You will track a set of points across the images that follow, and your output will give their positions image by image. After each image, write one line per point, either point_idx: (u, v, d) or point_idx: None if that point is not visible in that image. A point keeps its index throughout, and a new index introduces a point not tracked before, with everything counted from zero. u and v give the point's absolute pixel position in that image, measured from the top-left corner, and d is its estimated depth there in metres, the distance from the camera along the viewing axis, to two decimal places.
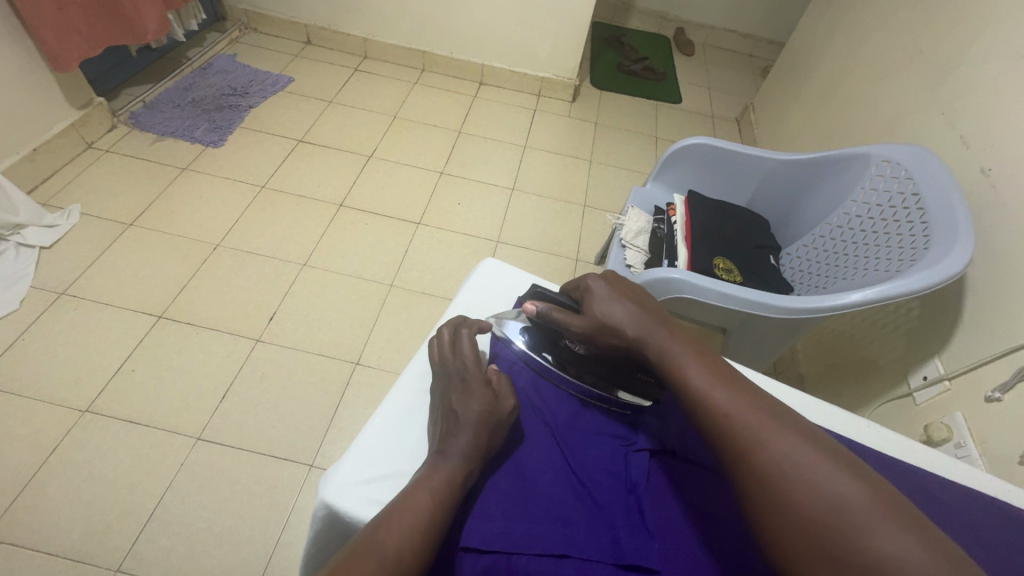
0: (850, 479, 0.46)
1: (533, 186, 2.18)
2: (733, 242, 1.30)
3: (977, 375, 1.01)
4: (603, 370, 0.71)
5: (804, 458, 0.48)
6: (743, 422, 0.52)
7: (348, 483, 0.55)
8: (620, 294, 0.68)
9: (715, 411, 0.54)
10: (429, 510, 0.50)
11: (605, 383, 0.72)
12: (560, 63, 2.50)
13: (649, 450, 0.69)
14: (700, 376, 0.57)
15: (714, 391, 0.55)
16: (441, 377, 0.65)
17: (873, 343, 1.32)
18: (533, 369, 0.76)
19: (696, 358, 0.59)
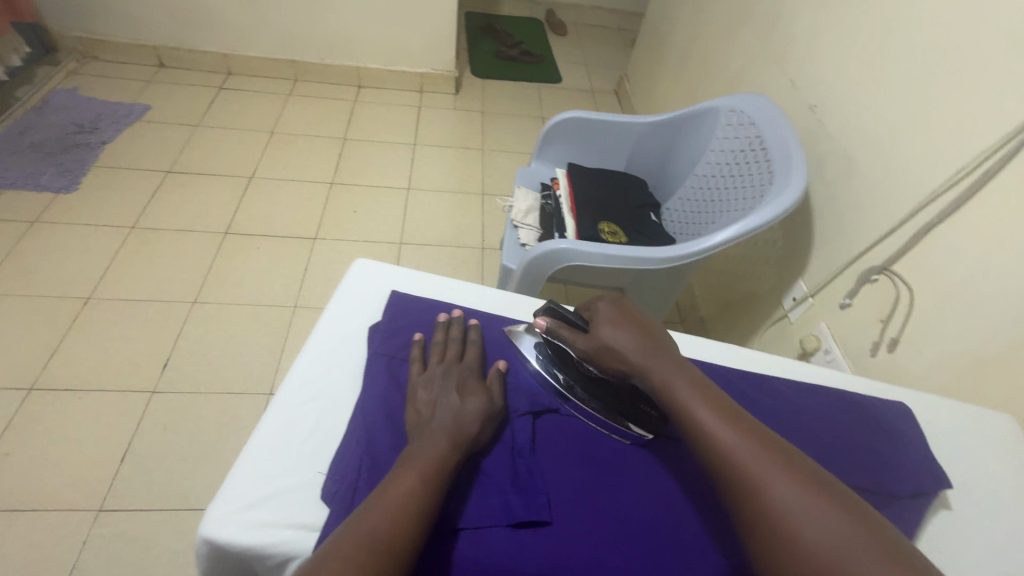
0: (851, 526, 0.45)
1: (429, 183, 2.17)
2: (616, 205, 1.37)
3: (831, 287, 1.14)
4: (609, 398, 0.65)
5: (805, 505, 0.47)
6: (747, 465, 0.50)
7: (230, 512, 0.51)
8: (626, 320, 0.64)
9: (720, 448, 0.52)
10: (421, 493, 0.49)
11: (612, 413, 0.65)
12: (436, 57, 2.49)
13: (532, 413, 0.64)
14: (707, 415, 0.54)
15: (718, 429, 0.53)
16: (335, 377, 0.61)
17: (753, 276, 1.44)
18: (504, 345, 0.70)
19: (702, 398, 0.56)
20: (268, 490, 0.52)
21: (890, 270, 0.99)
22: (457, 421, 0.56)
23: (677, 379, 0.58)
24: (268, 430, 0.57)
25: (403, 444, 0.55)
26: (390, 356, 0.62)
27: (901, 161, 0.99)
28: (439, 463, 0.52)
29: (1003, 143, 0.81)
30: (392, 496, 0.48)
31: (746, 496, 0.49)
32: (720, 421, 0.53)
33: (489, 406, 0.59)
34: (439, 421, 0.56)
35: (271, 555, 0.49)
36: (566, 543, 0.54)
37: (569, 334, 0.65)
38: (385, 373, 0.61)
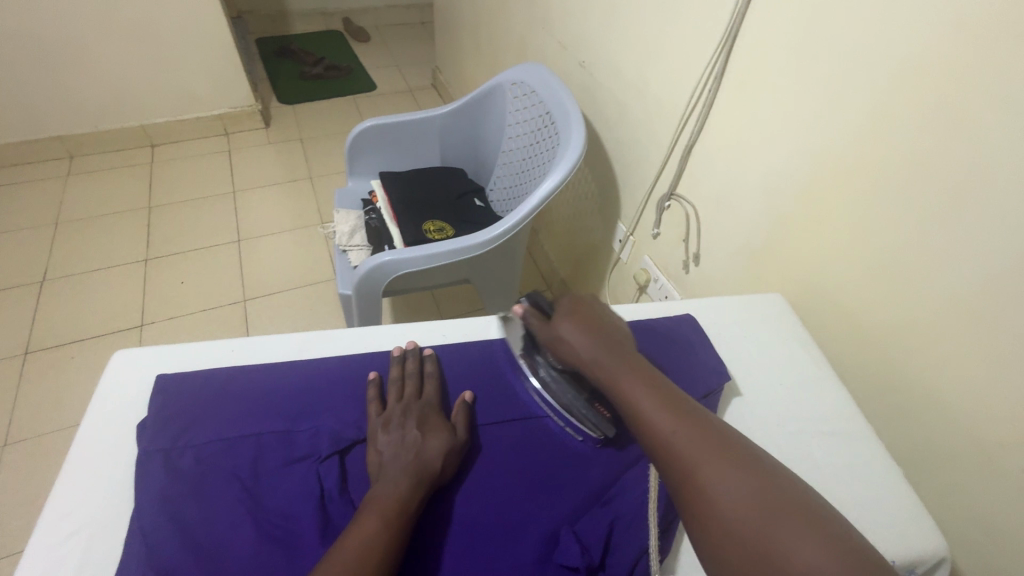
0: (770, 498, 0.46)
1: (261, 228, 2.02)
2: (438, 202, 1.37)
3: (642, 222, 1.23)
4: (572, 390, 0.64)
5: (731, 482, 0.47)
6: (680, 447, 0.50)
7: None
8: (584, 312, 0.65)
9: (656, 431, 0.52)
10: (383, 541, 0.48)
11: (576, 403, 0.63)
12: (231, 94, 2.30)
13: (337, 450, 0.57)
14: (649, 403, 0.54)
15: (652, 412, 0.54)
16: (108, 492, 0.55)
17: (588, 229, 1.52)
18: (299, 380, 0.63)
19: (643, 384, 0.56)
20: None
21: (676, 195, 1.09)
22: (428, 455, 0.56)
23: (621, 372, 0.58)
24: None
25: (194, 539, 0.50)
26: (167, 450, 0.56)
27: (655, 96, 1.08)
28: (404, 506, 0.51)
29: (713, 63, 0.91)
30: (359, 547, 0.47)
31: (681, 478, 0.50)
32: (659, 410, 0.53)
33: (453, 438, 0.58)
34: (406, 457, 0.55)
35: None
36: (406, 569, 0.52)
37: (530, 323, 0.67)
38: (163, 473, 0.54)
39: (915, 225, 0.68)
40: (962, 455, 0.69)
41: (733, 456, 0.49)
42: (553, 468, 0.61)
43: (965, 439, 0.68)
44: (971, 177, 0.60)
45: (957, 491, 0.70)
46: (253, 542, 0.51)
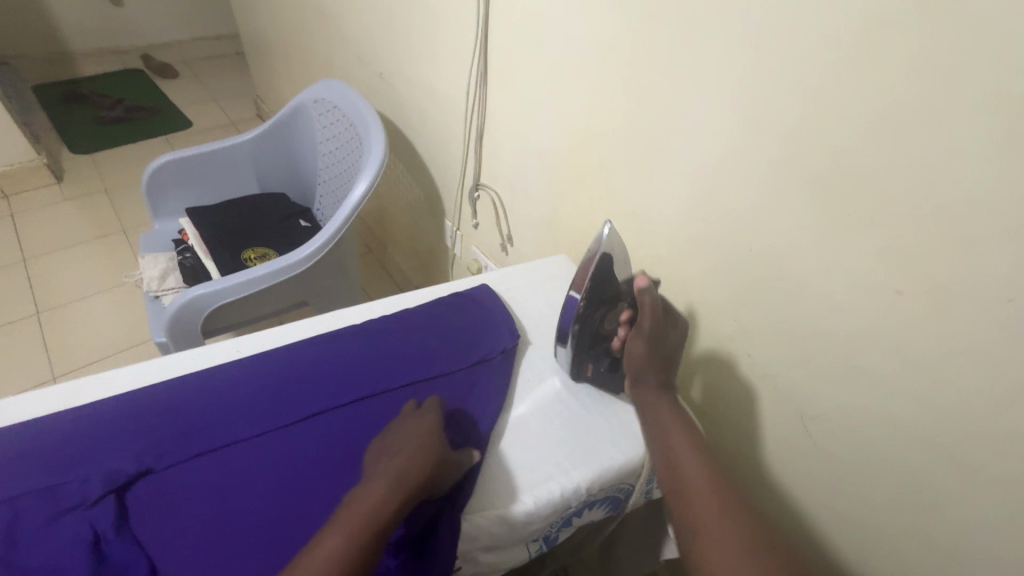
0: (752, 549, 0.52)
1: (67, 293, 1.78)
2: (257, 228, 1.32)
3: (463, 215, 1.30)
4: (590, 347, 0.70)
5: (722, 531, 0.53)
6: (684, 484, 0.58)
7: None
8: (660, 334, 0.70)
9: (669, 461, 0.61)
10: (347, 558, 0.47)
11: (585, 354, 0.70)
12: (3, 150, 1.98)
13: (111, 492, 0.53)
14: (675, 436, 0.63)
15: (676, 444, 0.62)
16: None
17: (424, 233, 1.57)
18: (66, 432, 0.58)
19: (677, 427, 0.64)
20: None
21: (481, 184, 1.17)
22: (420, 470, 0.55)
23: (664, 414, 0.65)
24: None
25: None
26: None
27: (444, 98, 1.16)
28: (380, 523, 0.50)
29: (479, 61, 1.00)
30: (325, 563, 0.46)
31: (678, 502, 0.58)
32: (685, 451, 0.61)
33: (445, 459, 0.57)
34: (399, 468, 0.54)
35: None
36: None
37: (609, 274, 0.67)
38: None
39: (642, 175, 0.81)
40: (717, 355, 0.83)
41: (739, 507, 0.55)
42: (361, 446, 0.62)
43: (714, 342, 0.82)
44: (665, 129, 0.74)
45: (721, 386, 0.84)
46: None
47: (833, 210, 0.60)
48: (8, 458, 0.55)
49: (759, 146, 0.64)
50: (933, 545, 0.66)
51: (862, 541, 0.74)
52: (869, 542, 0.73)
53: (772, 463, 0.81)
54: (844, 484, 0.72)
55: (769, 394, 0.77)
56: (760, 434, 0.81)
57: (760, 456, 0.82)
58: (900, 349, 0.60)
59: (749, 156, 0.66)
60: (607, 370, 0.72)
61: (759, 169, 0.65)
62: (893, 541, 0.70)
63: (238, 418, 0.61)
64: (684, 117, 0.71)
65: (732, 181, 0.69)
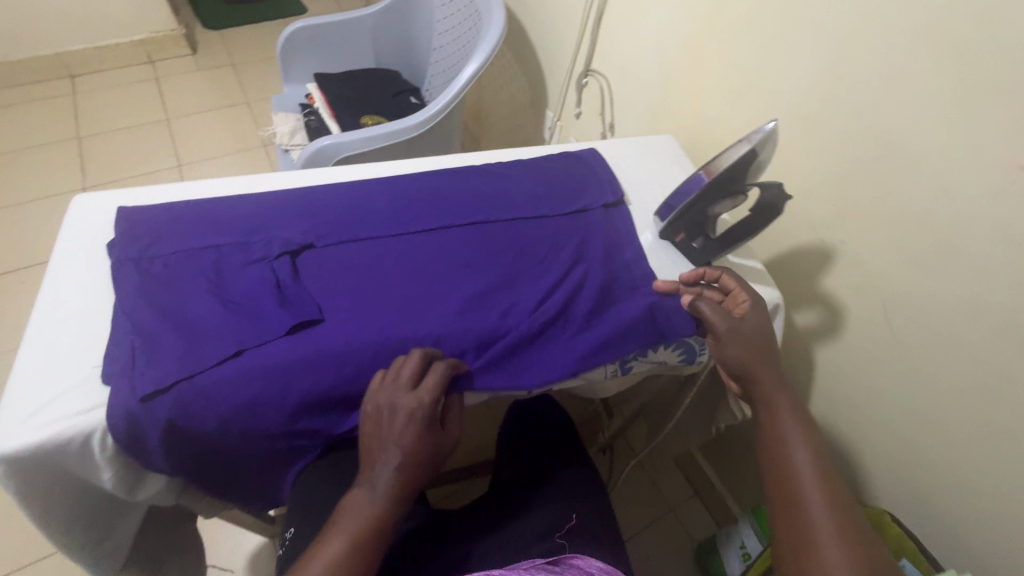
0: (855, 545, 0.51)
1: (201, 152, 2.01)
2: (374, 99, 1.42)
3: (566, 105, 1.34)
4: (692, 222, 0.72)
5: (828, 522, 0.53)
6: (795, 470, 0.58)
7: (21, 421, 0.52)
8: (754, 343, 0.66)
9: (776, 447, 0.60)
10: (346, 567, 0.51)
11: (684, 224, 0.72)
12: (152, 17, 2.18)
13: (288, 253, 0.67)
14: (791, 424, 0.61)
15: (791, 435, 0.60)
16: (102, 290, 0.63)
17: (521, 126, 1.62)
18: (255, 211, 0.72)
19: (796, 422, 0.61)
20: (56, 390, 0.54)
21: (591, 70, 1.19)
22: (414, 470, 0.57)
23: (779, 405, 0.63)
24: (32, 358, 0.57)
25: (168, 316, 0.60)
26: (136, 258, 0.65)
27: None
28: (378, 524, 0.53)
29: None
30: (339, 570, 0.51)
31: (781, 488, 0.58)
32: (799, 444, 0.60)
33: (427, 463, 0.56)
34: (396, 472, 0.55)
35: (68, 443, 0.52)
36: (341, 323, 0.61)
37: (746, 172, 0.65)
38: (138, 273, 0.63)
39: (765, 53, 0.81)
40: (805, 247, 0.84)
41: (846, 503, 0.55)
42: (477, 256, 0.71)
43: (806, 231, 0.83)
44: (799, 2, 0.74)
45: (802, 280, 0.86)
46: (222, 314, 0.61)
47: (972, 83, 0.60)
48: (216, 221, 0.70)
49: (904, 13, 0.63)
50: (994, 432, 0.69)
51: (917, 429, 0.78)
52: (927, 429, 0.77)
53: (842, 353, 0.84)
54: (914, 372, 0.75)
55: (852, 284, 0.79)
56: (835, 324, 0.84)
57: (830, 347, 0.86)
58: (1008, 230, 0.61)
59: (888, 27, 0.65)
60: (697, 248, 0.74)
61: (897, 41, 0.65)
62: (951, 430, 0.74)
63: (378, 220, 0.73)
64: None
65: (863, 55, 0.69)
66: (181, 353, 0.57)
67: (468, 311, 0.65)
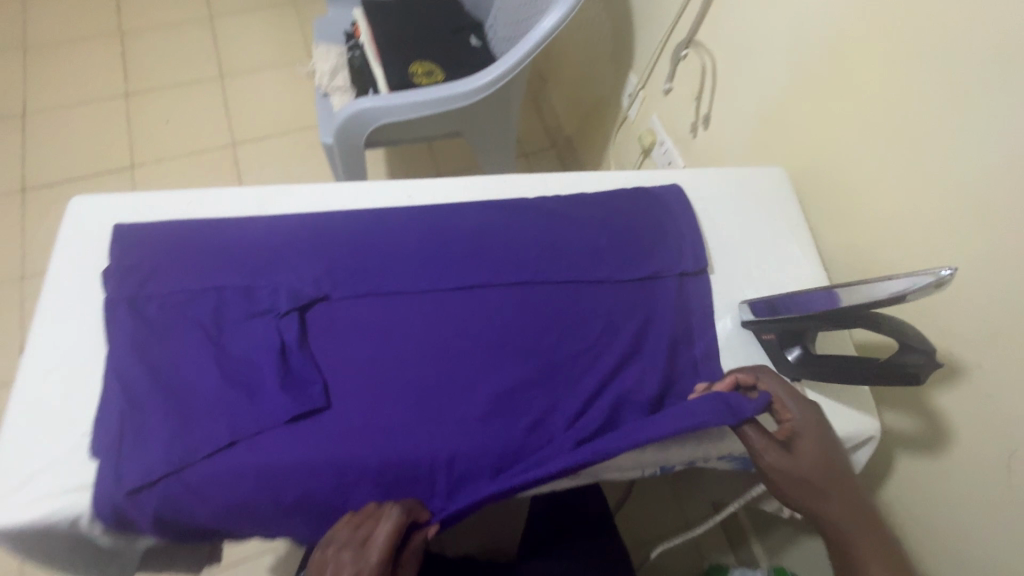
0: None
1: (243, 64, 1.79)
2: (427, 39, 1.21)
3: (655, 75, 1.10)
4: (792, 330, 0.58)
5: None
6: None
7: (9, 494, 0.49)
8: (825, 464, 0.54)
9: None
10: None
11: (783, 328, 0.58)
12: None
13: (297, 310, 0.58)
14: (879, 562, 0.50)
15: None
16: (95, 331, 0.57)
17: (598, 80, 1.37)
18: (265, 242, 0.62)
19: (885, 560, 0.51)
20: (43, 461, 0.51)
21: (695, 42, 0.94)
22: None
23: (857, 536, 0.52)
24: (18, 415, 0.52)
25: (161, 381, 0.54)
26: (130, 297, 0.57)
27: None
28: None
29: None
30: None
31: None
32: None
33: None
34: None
35: (54, 523, 0.49)
36: (345, 418, 0.54)
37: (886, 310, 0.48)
38: (131, 320, 0.56)
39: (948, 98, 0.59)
40: (922, 348, 0.68)
41: None
42: (514, 331, 0.60)
43: (930, 332, 0.66)
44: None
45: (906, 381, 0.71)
46: (218, 385, 0.54)
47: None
48: (219, 251, 0.60)
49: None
50: None
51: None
52: None
53: (930, 474, 0.71)
54: (1017, 536, 0.62)
55: (972, 413, 0.64)
56: (933, 443, 0.70)
57: (918, 462, 0.72)
58: None
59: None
60: (791, 361, 0.60)
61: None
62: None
63: (404, 270, 0.62)
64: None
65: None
66: (170, 437, 0.51)
67: (493, 412, 0.56)
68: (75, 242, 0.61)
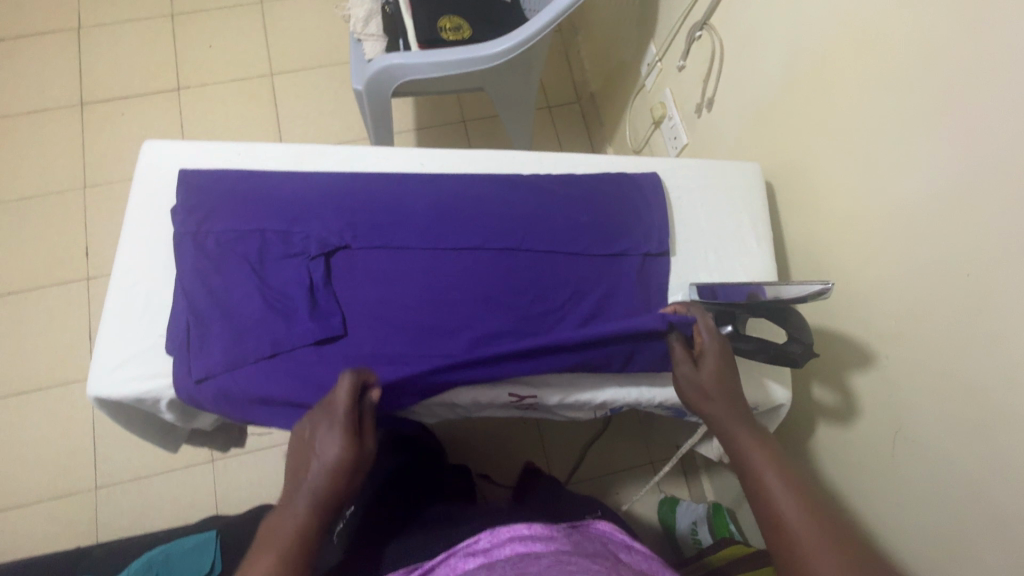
0: None
1: None
2: None
3: (671, 50, 1.14)
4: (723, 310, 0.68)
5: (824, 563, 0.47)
6: (774, 504, 0.53)
7: (109, 374, 0.66)
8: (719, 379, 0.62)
9: (753, 474, 0.55)
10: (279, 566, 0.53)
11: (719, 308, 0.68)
12: None
13: (323, 255, 0.71)
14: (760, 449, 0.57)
15: (763, 462, 0.55)
16: (166, 257, 0.72)
17: (623, 44, 1.40)
18: (299, 195, 0.74)
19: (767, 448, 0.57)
20: (132, 353, 0.67)
21: (709, 25, 0.98)
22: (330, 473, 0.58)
23: (745, 433, 0.58)
24: (112, 317, 0.69)
25: (216, 301, 0.69)
26: (193, 232, 0.71)
27: None
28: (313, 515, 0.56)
29: None
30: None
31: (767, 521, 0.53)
32: (774, 473, 0.54)
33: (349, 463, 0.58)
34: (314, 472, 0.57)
35: (142, 398, 0.67)
36: (356, 346, 0.69)
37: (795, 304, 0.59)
38: (194, 251, 0.70)
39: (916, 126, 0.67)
40: (849, 336, 0.79)
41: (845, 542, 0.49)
42: (497, 289, 0.73)
43: (856, 323, 0.77)
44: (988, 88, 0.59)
45: (833, 362, 0.82)
46: (260, 310, 0.69)
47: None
48: (263, 200, 0.73)
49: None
50: None
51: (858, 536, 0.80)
52: None
53: (839, 441, 0.84)
54: (890, 494, 0.76)
55: (876, 394, 0.75)
56: (845, 416, 0.82)
57: (832, 430, 0.85)
58: None
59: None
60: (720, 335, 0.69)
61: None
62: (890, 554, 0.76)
63: (413, 229, 0.74)
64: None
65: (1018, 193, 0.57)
66: (226, 345, 0.67)
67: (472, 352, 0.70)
68: (148, 182, 0.74)
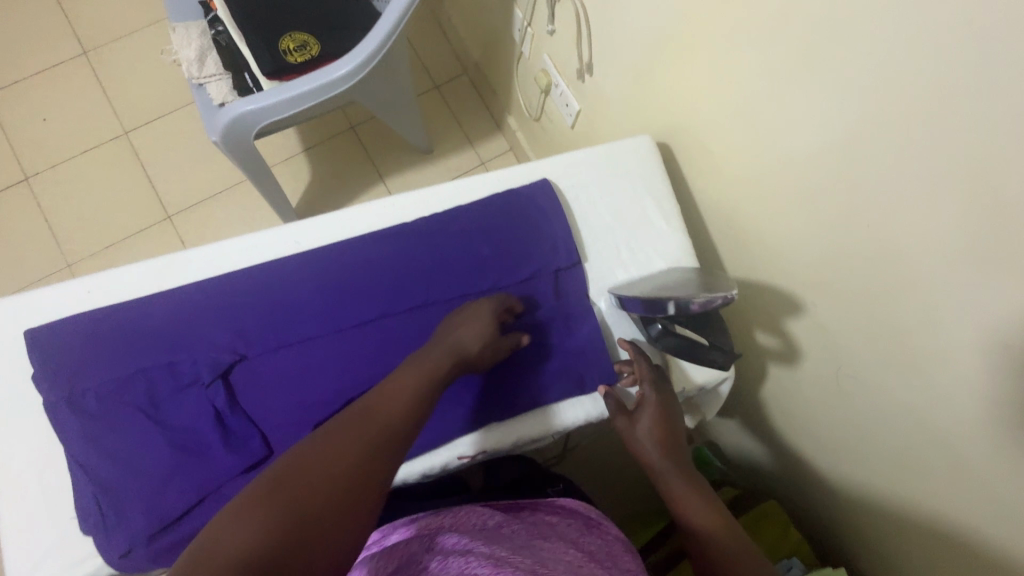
0: None
1: (105, 33, 1.62)
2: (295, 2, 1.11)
3: (536, 13, 1.05)
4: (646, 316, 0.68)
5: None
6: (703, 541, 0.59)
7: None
8: (661, 424, 0.66)
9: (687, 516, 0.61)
10: (351, 469, 0.45)
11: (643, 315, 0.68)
12: None
13: (221, 377, 0.65)
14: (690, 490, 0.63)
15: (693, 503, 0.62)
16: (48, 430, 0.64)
17: (490, 8, 1.29)
18: (173, 319, 0.67)
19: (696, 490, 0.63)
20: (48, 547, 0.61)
21: None
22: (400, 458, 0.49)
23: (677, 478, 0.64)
24: (9, 516, 0.62)
25: (119, 463, 0.62)
26: (67, 396, 0.63)
27: None
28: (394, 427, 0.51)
29: None
30: (247, 519, 0.40)
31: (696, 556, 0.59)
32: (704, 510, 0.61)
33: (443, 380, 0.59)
34: (376, 427, 0.50)
35: None
36: None
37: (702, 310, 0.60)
38: (74, 417, 0.62)
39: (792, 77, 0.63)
40: (776, 286, 0.78)
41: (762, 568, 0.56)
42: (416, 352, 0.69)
43: (779, 272, 0.77)
44: (846, 38, 0.54)
45: (767, 311, 0.82)
46: (172, 457, 0.63)
47: (1010, 231, 0.48)
48: (134, 336, 0.65)
49: (972, 113, 0.47)
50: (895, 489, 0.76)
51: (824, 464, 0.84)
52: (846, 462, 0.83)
53: (789, 381, 0.86)
54: (843, 424, 0.78)
55: (812, 337, 0.76)
56: (790, 358, 0.83)
57: (781, 372, 0.87)
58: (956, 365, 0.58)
59: (948, 122, 0.49)
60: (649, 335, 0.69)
61: (945, 142, 0.50)
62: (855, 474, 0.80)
63: (310, 317, 0.68)
64: (883, 33, 0.51)
65: (899, 144, 0.54)
66: (147, 507, 0.61)
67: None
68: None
